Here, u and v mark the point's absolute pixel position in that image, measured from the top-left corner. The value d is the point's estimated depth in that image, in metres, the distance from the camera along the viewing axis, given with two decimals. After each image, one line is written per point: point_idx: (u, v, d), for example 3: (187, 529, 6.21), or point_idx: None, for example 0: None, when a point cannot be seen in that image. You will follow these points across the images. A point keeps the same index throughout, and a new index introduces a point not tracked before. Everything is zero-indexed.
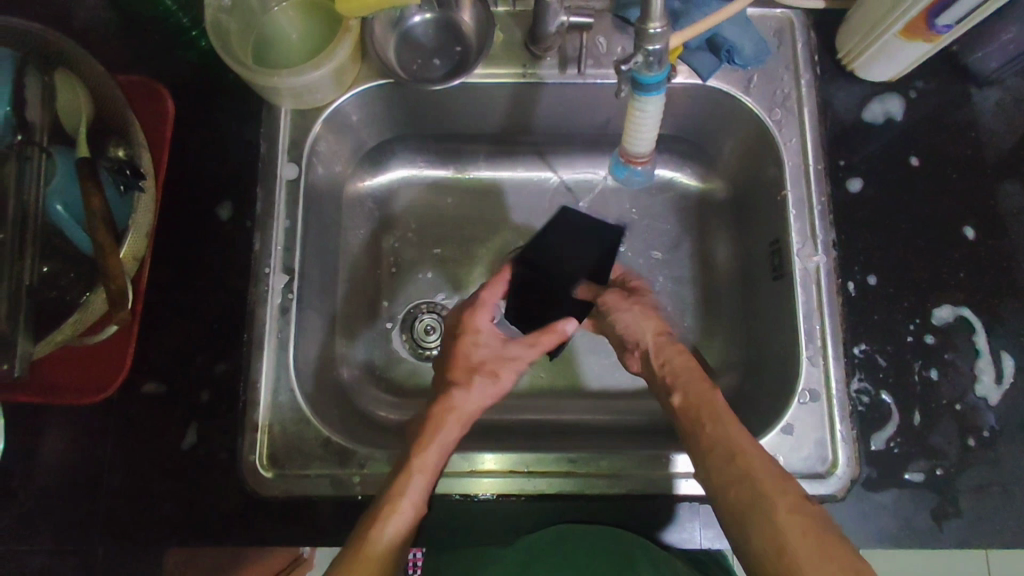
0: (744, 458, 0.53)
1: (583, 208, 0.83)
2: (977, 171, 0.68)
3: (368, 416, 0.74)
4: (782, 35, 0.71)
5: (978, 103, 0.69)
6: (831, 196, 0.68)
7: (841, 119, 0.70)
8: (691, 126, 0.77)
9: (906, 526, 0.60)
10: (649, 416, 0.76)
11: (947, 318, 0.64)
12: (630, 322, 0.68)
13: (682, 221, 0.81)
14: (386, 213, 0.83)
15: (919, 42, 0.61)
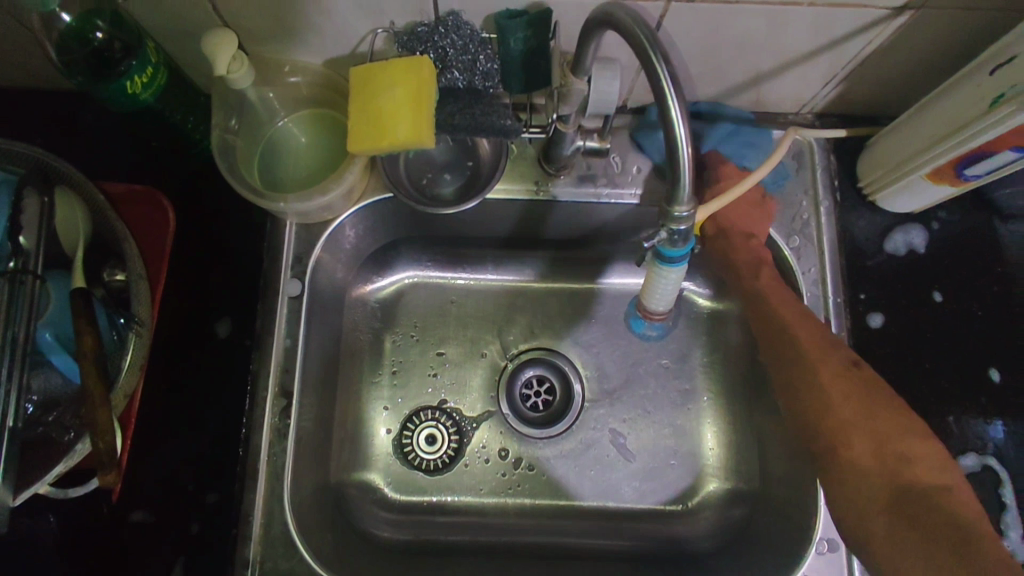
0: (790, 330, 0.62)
1: (592, 313, 0.82)
2: (1004, 307, 0.65)
3: (363, 535, 0.71)
4: (801, 159, 0.69)
5: (1002, 236, 0.67)
6: (854, 331, 0.65)
7: (862, 248, 0.67)
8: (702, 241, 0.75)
9: None
10: (655, 540, 0.74)
11: (974, 467, 0.61)
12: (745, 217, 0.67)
13: (692, 333, 0.80)
14: (388, 314, 0.80)
15: (945, 186, 0.60)
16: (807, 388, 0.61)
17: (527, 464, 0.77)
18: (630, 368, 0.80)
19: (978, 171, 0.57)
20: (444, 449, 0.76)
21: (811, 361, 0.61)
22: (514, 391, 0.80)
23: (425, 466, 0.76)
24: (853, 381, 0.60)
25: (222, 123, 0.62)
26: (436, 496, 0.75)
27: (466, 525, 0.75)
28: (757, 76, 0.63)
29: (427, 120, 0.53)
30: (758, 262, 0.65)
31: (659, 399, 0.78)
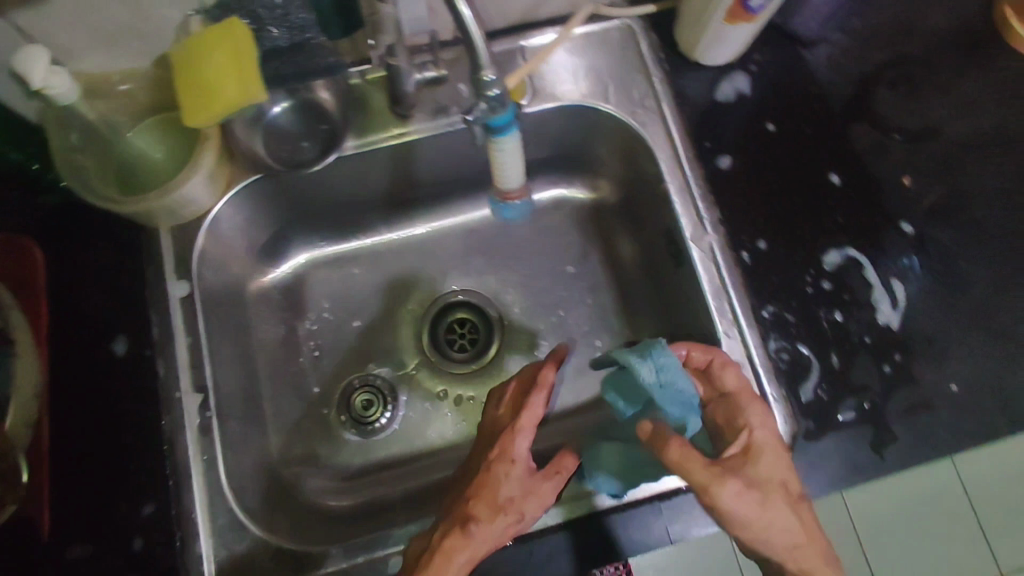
0: (771, 517, 0.51)
1: (489, 245, 0.85)
2: (829, 120, 0.72)
3: (311, 507, 0.72)
4: (627, 43, 0.75)
5: (811, 61, 0.74)
6: (708, 176, 0.70)
7: (697, 104, 0.73)
8: (564, 145, 0.79)
9: (852, 466, 0.61)
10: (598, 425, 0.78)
11: (837, 262, 0.67)
12: (766, 430, 0.55)
13: (584, 233, 0.84)
14: (293, 301, 0.81)
15: (741, 23, 0.66)
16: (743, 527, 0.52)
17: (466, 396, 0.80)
18: (537, 283, 0.84)
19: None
20: (383, 408, 0.78)
21: (793, 536, 0.51)
22: (438, 335, 0.83)
23: (371, 429, 0.77)
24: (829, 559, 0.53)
25: (63, 140, 0.61)
26: (385, 452, 0.77)
27: (418, 473, 0.76)
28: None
29: (252, 77, 0.54)
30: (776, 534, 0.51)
31: (569, 303, 0.82)
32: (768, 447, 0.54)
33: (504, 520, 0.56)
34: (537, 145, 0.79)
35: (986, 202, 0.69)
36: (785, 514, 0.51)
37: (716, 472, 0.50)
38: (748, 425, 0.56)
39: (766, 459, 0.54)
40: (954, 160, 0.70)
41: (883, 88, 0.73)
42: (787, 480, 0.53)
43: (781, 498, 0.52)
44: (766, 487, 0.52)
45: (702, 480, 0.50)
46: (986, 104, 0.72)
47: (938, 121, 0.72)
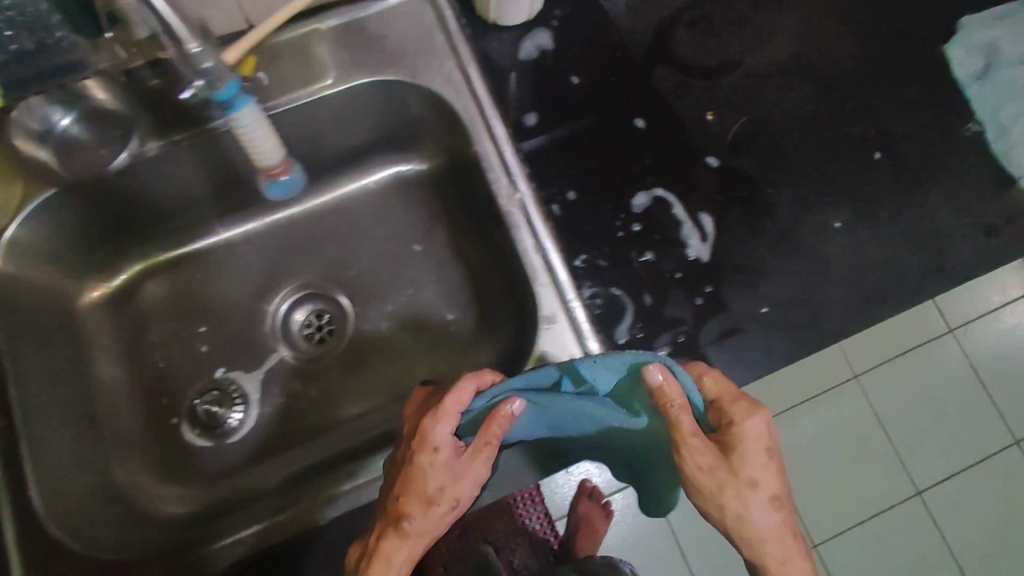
0: (737, 495, 0.45)
1: (330, 234, 0.84)
2: (631, 67, 0.72)
3: (157, 520, 0.71)
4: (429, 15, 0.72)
5: (611, 10, 0.74)
6: (516, 136, 0.70)
7: (502, 66, 0.72)
8: (387, 124, 0.78)
9: None
10: None
11: (645, 204, 0.68)
12: (765, 428, 0.45)
13: (423, 209, 0.84)
14: (124, 319, 0.77)
15: None
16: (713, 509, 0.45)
17: (319, 382, 0.80)
18: (384, 265, 0.83)
19: None
20: (232, 406, 0.78)
21: (767, 523, 0.45)
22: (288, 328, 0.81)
23: (223, 430, 0.77)
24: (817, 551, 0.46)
25: None
26: (240, 452, 0.77)
27: (275, 465, 0.76)
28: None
29: None
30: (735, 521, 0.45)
31: (416, 283, 0.82)
32: (756, 442, 0.45)
33: (439, 509, 0.47)
34: (358, 127, 0.77)
35: (786, 128, 0.70)
36: (753, 500, 0.45)
37: (696, 445, 0.44)
38: (739, 416, 0.46)
39: (752, 448, 0.45)
40: (754, 91, 0.72)
41: (681, 30, 0.73)
42: (767, 483, 0.45)
43: (751, 501, 0.45)
44: (734, 485, 0.45)
45: (683, 435, 0.43)
46: (780, 34, 0.74)
47: (736, 55, 0.73)
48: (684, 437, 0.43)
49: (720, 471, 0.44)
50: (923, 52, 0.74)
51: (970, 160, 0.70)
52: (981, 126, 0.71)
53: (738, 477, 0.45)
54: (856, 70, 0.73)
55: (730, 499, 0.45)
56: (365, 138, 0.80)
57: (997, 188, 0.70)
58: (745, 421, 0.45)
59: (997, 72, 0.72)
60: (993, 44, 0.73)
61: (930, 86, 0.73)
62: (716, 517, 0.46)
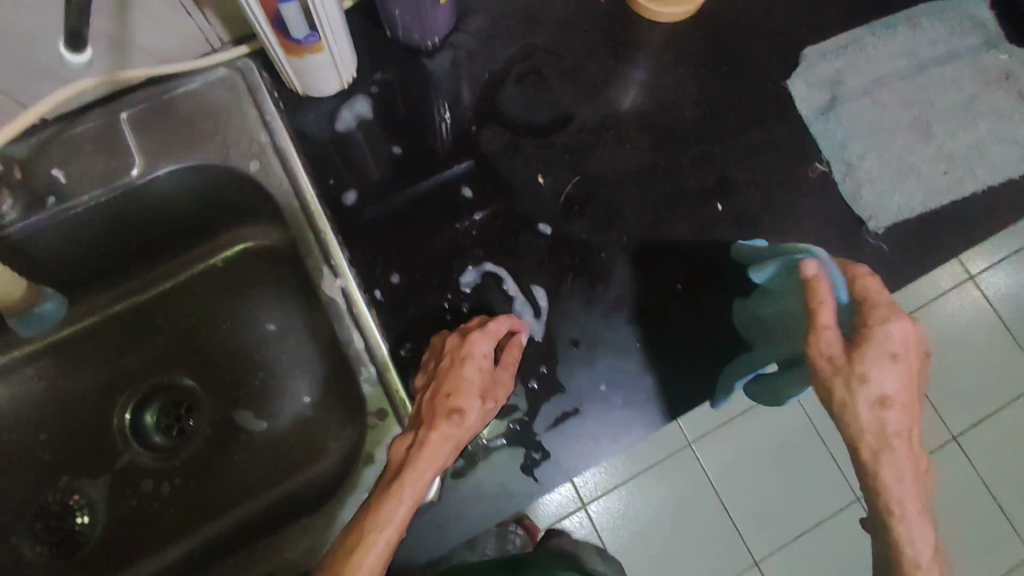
0: (859, 382, 0.45)
1: (171, 313, 0.78)
2: (457, 132, 0.68)
3: None
4: (239, 90, 0.67)
5: (434, 69, 0.69)
6: (335, 218, 0.65)
7: (319, 141, 0.67)
8: (212, 198, 0.71)
9: (501, 493, 0.59)
10: (305, 481, 0.73)
11: (475, 281, 0.64)
12: (901, 337, 0.45)
13: (266, 285, 0.78)
14: None
15: (309, 56, 0.59)
16: (855, 390, 0.45)
17: (169, 478, 0.76)
18: (229, 347, 0.78)
19: (302, 32, 0.56)
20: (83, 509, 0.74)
21: (859, 422, 0.44)
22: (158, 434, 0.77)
23: (69, 541, 0.72)
24: (895, 475, 0.44)
25: None
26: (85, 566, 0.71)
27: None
28: (118, 41, 0.60)
29: None
30: (864, 417, 0.44)
31: (267, 358, 0.77)
32: (885, 347, 0.45)
33: (484, 404, 0.52)
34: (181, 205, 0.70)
35: (621, 186, 0.67)
36: (897, 376, 0.44)
37: (823, 338, 0.47)
38: (879, 317, 0.47)
39: (873, 350, 0.45)
40: (587, 147, 0.68)
41: (510, 85, 0.69)
42: (883, 383, 0.44)
43: (859, 396, 0.44)
44: (845, 374, 0.45)
45: (816, 325, 0.48)
46: (616, 82, 0.70)
47: (569, 108, 0.69)
48: (817, 326, 0.48)
49: (836, 363, 0.46)
50: (765, 90, 0.70)
51: (815, 204, 0.67)
52: (828, 166, 0.68)
53: (854, 370, 0.45)
54: (696, 116, 0.69)
55: (892, 378, 0.44)
56: (195, 211, 0.73)
57: (845, 231, 0.67)
58: (880, 323, 0.46)
59: (843, 106, 0.69)
60: (836, 76, 0.70)
61: (774, 126, 0.69)
62: (825, 403, 0.47)
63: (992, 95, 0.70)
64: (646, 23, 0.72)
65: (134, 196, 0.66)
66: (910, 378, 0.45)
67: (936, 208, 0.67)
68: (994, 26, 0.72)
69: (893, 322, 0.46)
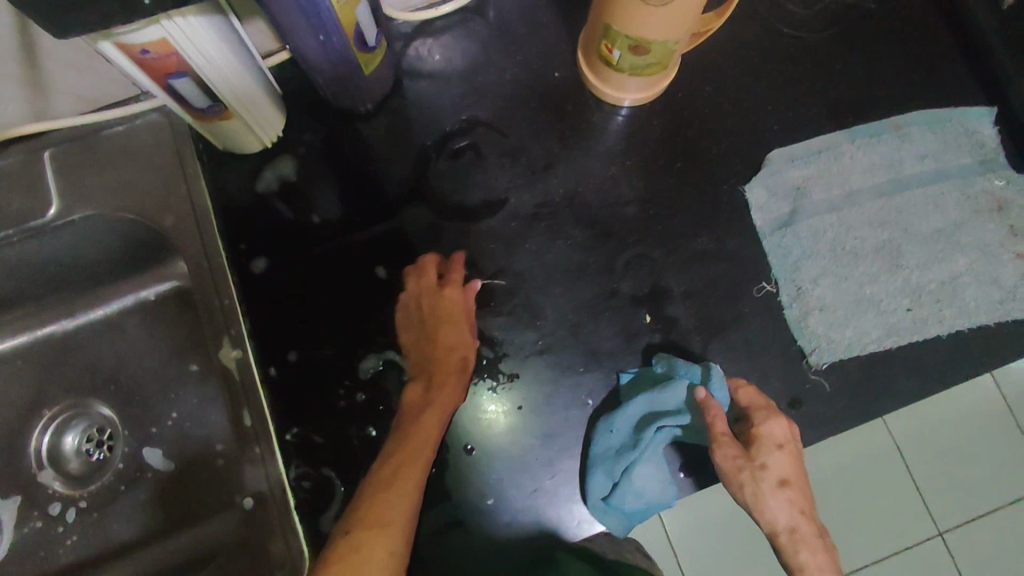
0: (763, 474, 0.53)
1: (77, 346, 0.70)
2: (380, 204, 0.64)
3: None
4: (163, 133, 0.64)
5: (367, 135, 0.66)
6: (241, 284, 0.62)
7: (236, 202, 0.64)
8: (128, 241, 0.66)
9: None
10: (187, 551, 0.65)
11: (374, 367, 0.61)
12: (782, 429, 0.55)
13: (177, 332, 0.70)
14: None
15: (215, 120, 0.56)
16: (764, 484, 0.53)
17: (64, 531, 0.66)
18: (134, 393, 0.70)
19: (201, 101, 0.53)
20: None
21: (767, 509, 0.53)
22: (75, 463, 0.68)
23: None
24: (810, 538, 0.53)
25: None
26: None
27: None
28: (27, 80, 0.58)
29: None
30: (772, 501, 0.53)
31: (180, 405, 0.69)
32: (773, 439, 0.54)
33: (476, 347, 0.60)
34: (101, 244, 0.65)
35: (547, 283, 0.62)
36: (790, 456, 0.54)
37: (726, 446, 0.53)
38: (761, 415, 0.55)
39: (765, 445, 0.54)
40: (517, 236, 0.63)
41: (444, 160, 0.65)
42: (779, 470, 0.53)
43: (766, 484, 0.53)
44: (751, 470, 0.53)
45: (715, 432, 0.53)
46: (559, 168, 0.65)
47: (503, 191, 0.65)
48: (716, 435, 0.53)
49: (743, 459, 0.53)
50: (720, 193, 0.64)
51: (756, 327, 0.61)
52: (777, 286, 0.62)
53: (755, 462, 0.53)
54: (641, 214, 0.64)
55: (785, 461, 0.54)
56: (116, 249, 0.67)
57: (785, 361, 0.60)
58: (763, 423, 0.55)
59: (803, 221, 0.64)
60: (802, 185, 0.64)
61: (725, 233, 0.63)
62: (739, 496, 0.54)
63: (976, 225, 0.64)
64: (600, 106, 0.67)
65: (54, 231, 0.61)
66: (797, 461, 0.55)
67: (893, 346, 0.61)
68: (993, 146, 0.66)
69: (771, 420, 0.55)
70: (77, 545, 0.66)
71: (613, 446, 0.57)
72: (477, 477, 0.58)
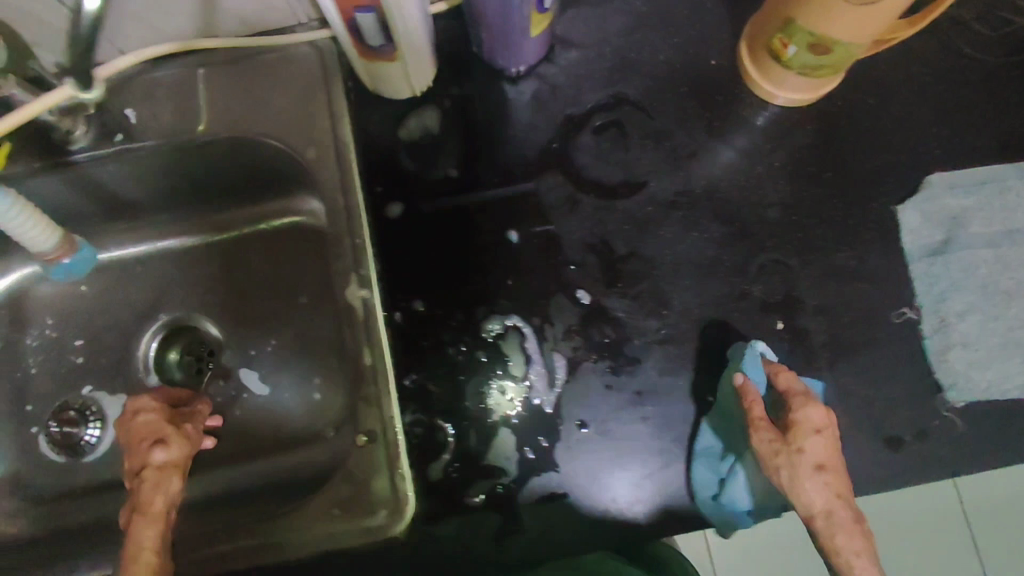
0: (794, 453, 0.46)
1: (196, 261, 0.72)
2: (517, 170, 0.64)
3: None
4: (318, 67, 0.64)
5: (512, 98, 0.65)
6: (375, 229, 0.63)
7: (377, 145, 0.65)
8: (270, 169, 0.68)
9: (471, 552, 0.58)
10: (292, 469, 0.67)
11: (497, 330, 0.61)
12: (820, 413, 0.48)
13: (298, 262, 0.71)
14: None
15: (381, 62, 0.57)
16: (802, 466, 0.46)
17: None
18: (241, 311, 0.71)
19: (375, 40, 0.53)
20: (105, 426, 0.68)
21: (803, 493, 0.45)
22: (178, 372, 0.70)
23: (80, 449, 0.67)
24: (854, 527, 0.43)
25: None
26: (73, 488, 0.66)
27: (94, 504, 0.66)
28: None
29: None
30: (807, 485, 0.45)
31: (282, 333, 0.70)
32: (809, 423, 0.48)
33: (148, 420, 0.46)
34: (241, 169, 0.67)
35: (676, 274, 0.61)
36: (828, 440, 0.48)
37: (763, 427, 0.49)
38: (795, 401, 0.50)
39: (802, 430, 0.48)
40: (651, 222, 0.62)
41: (586, 134, 0.64)
42: (819, 453, 0.46)
43: (803, 468, 0.46)
44: (787, 451, 0.47)
45: (753, 416, 0.50)
46: (703, 159, 0.63)
47: (642, 174, 0.63)
48: (754, 419, 0.50)
49: (779, 441, 0.48)
50: (869, 211, 0.62)
51: (889, 354, 0.59)
52: (918, 315, 0.59)
53: (793, 445, 0.47)
54: (781, 220, 0.62)
55: (820, 445, 0.47)
56: (252, 175, 0.68)
57: (916, 394, 0.58)
58: (799, 406, 0.49)
59: (955, 253, 0.61)
60: (959, 214, 0.61)
61: (869, 252, 0.61)
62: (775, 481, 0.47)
63: None
64: (753, 102, 0.64)
65: (202, 146, 0.63)
66: (837, 447, 0.47)
67: None
68: None
69: (808, 404, 0.49)
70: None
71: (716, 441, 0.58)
72: (585, 454, 0.59)
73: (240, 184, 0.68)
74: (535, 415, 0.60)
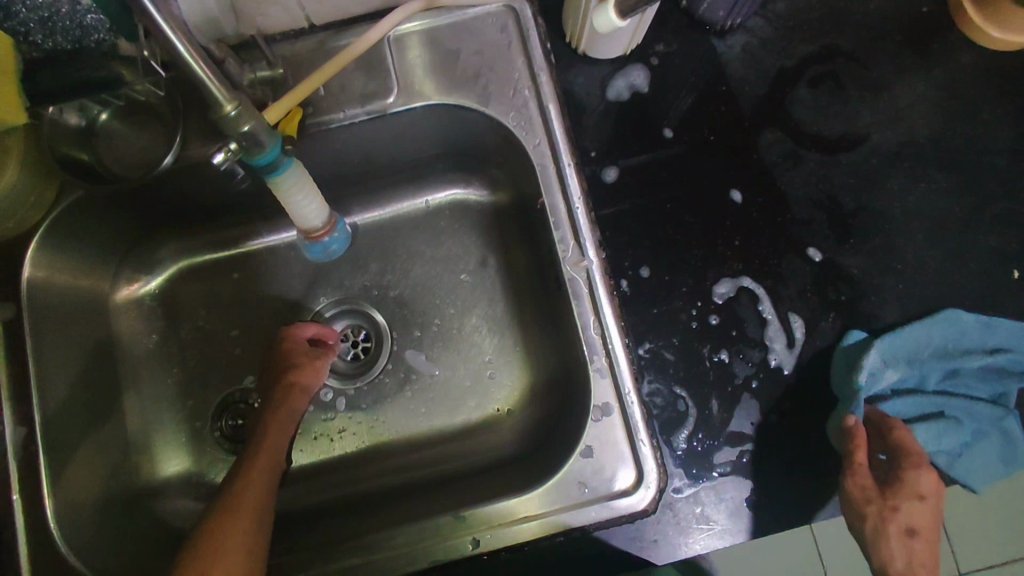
0: (893, 513, 0.54)
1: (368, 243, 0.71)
2: (736, 128, 0.62)
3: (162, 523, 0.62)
4: (509, 31, 0.59)
5: (723, 53, 0.63)
6: (592, 194, 0.61)
7: (586, 108, 0.62)
8: (457, 139, 0.65)
9: (729, 520, 0.56)
10: (497, 449, 0.65)
11: (728, 293, 0.59)
12: (929, 482, 0.55)
13: (483, 237, 0.71)
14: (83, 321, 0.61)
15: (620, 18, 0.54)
16: (891, 526, 0.54)
17: (352, 422, 0.67)
18: (420, 280, 0.70)
19: None
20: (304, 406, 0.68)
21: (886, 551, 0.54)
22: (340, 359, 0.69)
23: None
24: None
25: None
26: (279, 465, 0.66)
27: (304, 485, 0.66)
28: None
29: (6, 97, 0.44)
30: (891, 542, 0.54)
31: (464, 302, 0.69)
32: (915, 488, 0.55)
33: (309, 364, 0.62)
34: (423, 142, 0.65)
35: (908, 226, 0.60)
36: (928, 506, 0.55)
37: (860, 474, 0.54)
38: (909, 462, 0.55)
39: (905, 492, 0.55)
40: (878, 175, 0.61)
41: (803, 87, 0.62)
42: (904, 515, 0.54)
43: (893, 528, 0.54)
44: (880, 506, 0.54)
45: (853, 459, 0.54)
46: (923, 107, 0.62)
47: (864, 127, 0.62)
48: (854, 463, 0.54)
49: (875, 494, 0.54)
50: None
51: None
52: None
53: (887, 502, 0.54)
54: (1010, 166, 0.61)
55: (919, 513, 0.54)
56: (429, 151, 0.67)
57: None
58: (911, 469, 0.55)
59: None
60: None
61: None
62: (859, 530, 0.55)
63: None
64: (970, 47, 0.63)
65: (390, 119, 0.59)
66: (933, 514, 0.55)
67: None
68: None
69: (919, 472, 0.55)
70: (357, 436, 0.67)
71: (922, 402, 0.58)
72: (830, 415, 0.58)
73: (408, 165, 0.68)
74: (780, 378, 0.58)
